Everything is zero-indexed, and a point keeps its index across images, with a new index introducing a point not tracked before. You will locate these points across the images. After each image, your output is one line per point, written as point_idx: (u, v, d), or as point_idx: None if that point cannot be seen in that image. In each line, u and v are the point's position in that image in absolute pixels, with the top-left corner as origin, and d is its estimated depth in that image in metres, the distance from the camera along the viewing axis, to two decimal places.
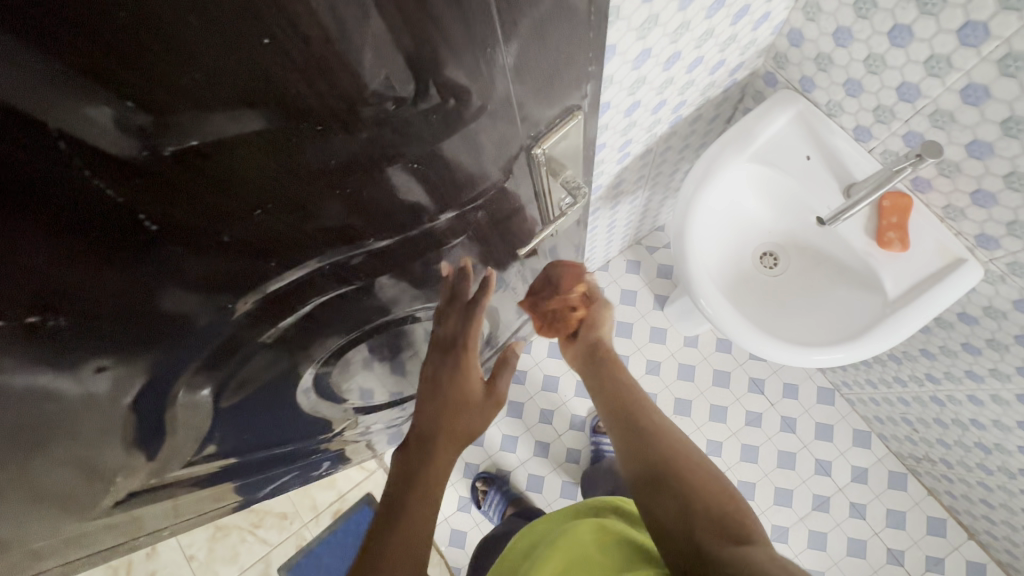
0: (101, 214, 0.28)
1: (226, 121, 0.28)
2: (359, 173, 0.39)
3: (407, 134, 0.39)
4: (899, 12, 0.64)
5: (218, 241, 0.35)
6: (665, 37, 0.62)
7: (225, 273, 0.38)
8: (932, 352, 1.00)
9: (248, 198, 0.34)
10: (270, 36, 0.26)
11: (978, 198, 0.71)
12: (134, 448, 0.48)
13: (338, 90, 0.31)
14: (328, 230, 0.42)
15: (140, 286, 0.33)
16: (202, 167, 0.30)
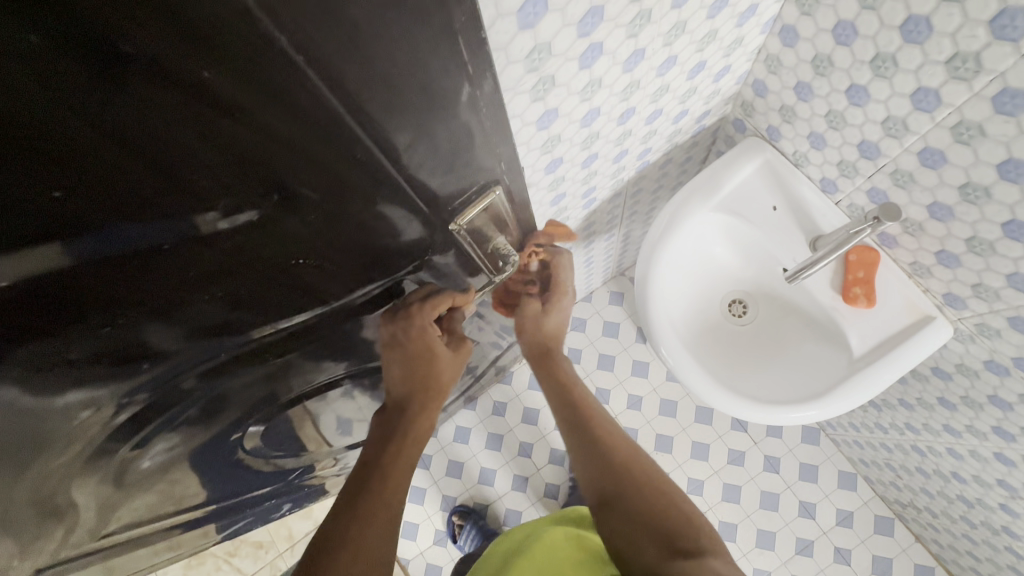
0: None
1: (51, 258, 0.29)
2: (233, 271, 0.39)
3: (282, 236, 0.39)
4: (855, 73, 0.63)
5: (87, 347, 0.36)
6: (613, 96, 0.62)
7: (80, 368, 0.38)
8: (911, 403, 0.97)
9: (81, 309, 0.33)
10: (62, 188, 0.27)
11: (943, 258, 0.69)
12: (40, 517, 0.47)
13: (168, 211, 0.32)
14: (211, 322, 0.42)
15: (10, 391, 0.35)
16: (49, 297, 0.31)
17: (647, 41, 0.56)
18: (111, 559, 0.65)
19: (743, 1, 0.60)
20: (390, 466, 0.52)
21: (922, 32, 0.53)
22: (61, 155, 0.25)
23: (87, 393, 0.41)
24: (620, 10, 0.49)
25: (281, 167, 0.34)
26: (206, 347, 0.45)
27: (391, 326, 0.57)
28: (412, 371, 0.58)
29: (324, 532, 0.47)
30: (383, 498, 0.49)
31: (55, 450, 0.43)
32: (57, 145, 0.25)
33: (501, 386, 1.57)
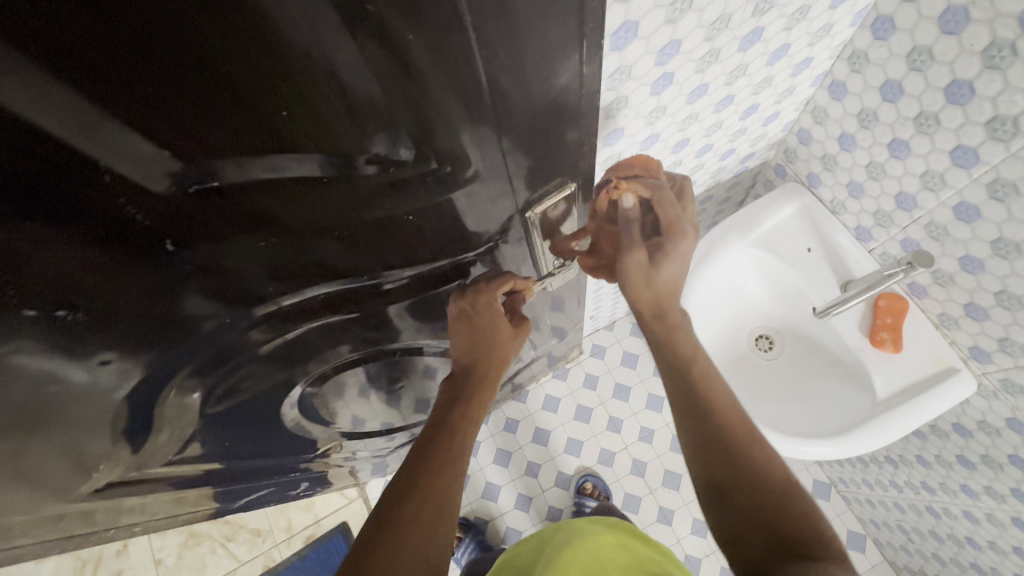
0: (127, 236, 0.29)
1: (246, 167, 0.29)
2: (359, 220, 0.39)
3: (409, 194, 0.39)
4: (898, 127, 0.68)
5: (221, 266, 0.36)
6: (673, 125, 0.68)
7: (190, 304, 0.38)
8: (928, 460, 0.98)
9: (203, 245, 0.33)
10: (288, 108, 0.27)
11: (971, 311, 0.72)
12: (121, 439, 0.50)
13: (343, 151, 0.32)
14: (319, 264, 0.42)
15: (146, 299, 0.35)
16: (223, 206, 0.31)
17: (711, 78, 0.62)
18: (153, 500, 0.68)
19: (800, 53, 0.66)
20: (450, 431, 0.56)
21: (965, 94, 0.58)
22: (209, 75, 0.23)
23: (188, 333, 0.42)
24: (695, 46, 0.55)
25: (410, 112, 0.31)
26: (304, 289, 0.45)
27: (460, 302, 0.61)
28: (478, 349, 0.61)
29: (392, 485, 0.51)
30: (444, 460, 0.53)
31: (154, 380, 0.47)
32: (208, 64, 0.23)
33: (514, 403, 1.59)
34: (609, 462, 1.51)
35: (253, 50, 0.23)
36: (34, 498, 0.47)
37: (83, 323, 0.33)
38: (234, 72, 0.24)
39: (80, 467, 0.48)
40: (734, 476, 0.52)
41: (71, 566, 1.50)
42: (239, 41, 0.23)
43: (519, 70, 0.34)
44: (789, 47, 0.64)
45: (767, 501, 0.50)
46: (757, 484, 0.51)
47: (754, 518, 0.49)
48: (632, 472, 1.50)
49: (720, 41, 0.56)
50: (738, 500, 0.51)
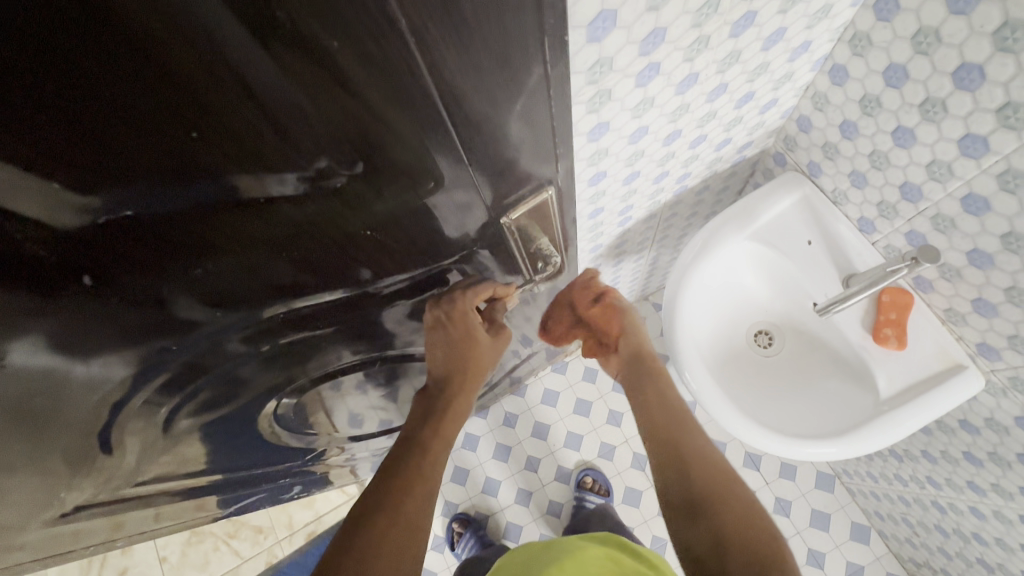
0: (34, 271, 0.26)
1: (161, 196, 0.26)
2: (310, 239, 0.36)
3: (364, 208, 0.36)
4: (903, 115, 0.64)
5: (156, 293, 0.33)
6: (662, 117, 0.64)
7: (126, 330, 0.36)
8: (934, 455, 0.95)
9: (129, 275, 0.30)
10: (199, 130, 0.24)
11: (979, 307, 0.69)
12: (85, 464, 0.48)
13: (277, 170, 0.29)
14: (273, 284, 0.40)
15: (72, 328, 0.32)
16: (144, 235, 0.28)
17: (701, 66, 0.58)
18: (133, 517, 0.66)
19: (797, 37, 0.62)
20: (423, 447, 0.56)
21: (974, 79, 0.54)
22: (85, 101, 0.21)
23: (135, 355, 0.40)
24: (681, 34, 0.51)
25: (347, 122, 0.28)
26: (263, 308, 0.43)
27: (437, 310, 0.59)
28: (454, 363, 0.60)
29: (362, 503, 0.49)
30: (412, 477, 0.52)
31: (114, 402, 0.45)
32: (86, 86, 0.20)
33: (513, 397, 1.58)
34: (610, 455, 1.49)
35: (143, 70, 0.21)
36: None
37: (3, 357, 0.31)
38: (117, 98, 0.21)
39: (44, 496, 0.46)
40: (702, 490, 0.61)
41: (78, 565, 1.52)
42: (115, 64, 0.20)
43: (478, 66, 0.30)
44: (785, 30, 0.60)
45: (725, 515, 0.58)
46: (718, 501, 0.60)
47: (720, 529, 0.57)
48: (633, 466, 1.48)
49: (710, 28, 0.52)
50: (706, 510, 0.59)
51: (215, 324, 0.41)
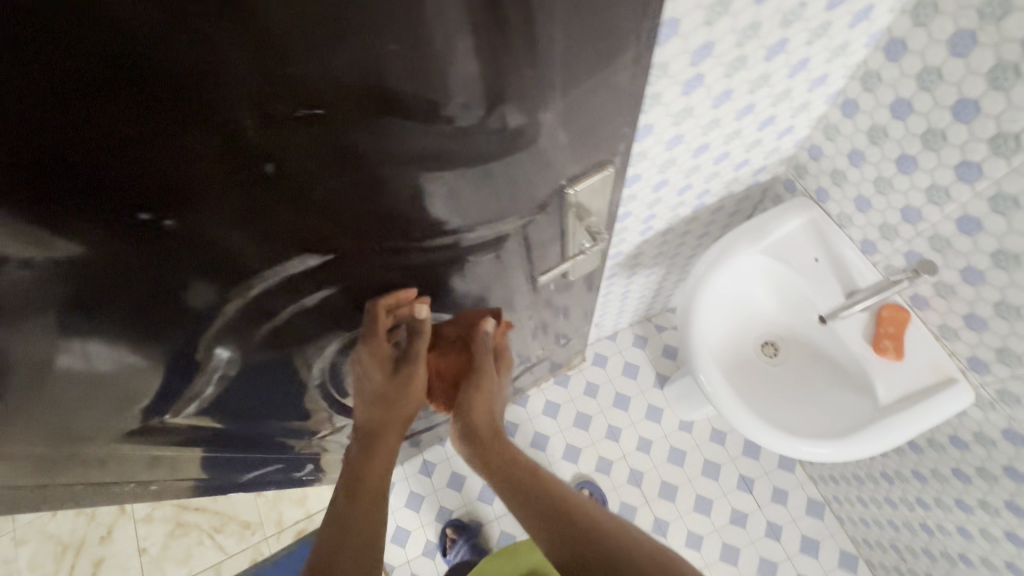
0: (238, 149, 0.36)
1: (346, 99, 0.36)
2: (422, 167, 0.46)
3: (470, 148, 0.46)
4: (906, 144, 0.73)
5: (304, 194, 0.43)
6: (697, 127, 0.72)
7: (245, 233, 0.44)
8: (924, 474, 1.00)
9: (293, 169, 0.40)
10: (399, 44, 0.34)
11: (970, 321, 0.76)
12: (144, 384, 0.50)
13: (431, 94, 0.38)
14: (381, 207, 0.49)
15: (235, 217, 0.42)
16: (320, 133, 0.38)
17: (736, 84, 0.66)
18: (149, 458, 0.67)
19: (817, 69, 0.71)
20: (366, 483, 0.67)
21: (970, 112, 0.63)
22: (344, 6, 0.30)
23: (234, 269, 0.47)
24: (725, 50, 0.59)
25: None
26: (364, 234, 0.52)
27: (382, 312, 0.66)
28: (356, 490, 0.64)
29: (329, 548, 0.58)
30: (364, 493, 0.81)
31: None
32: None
33: (515, 407, 1.61)
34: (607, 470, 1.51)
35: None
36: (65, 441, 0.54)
37: (178, 229, 0.40)
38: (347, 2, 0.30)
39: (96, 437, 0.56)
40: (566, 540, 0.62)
41: None
42: None
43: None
44: (809, 61, 0.68)
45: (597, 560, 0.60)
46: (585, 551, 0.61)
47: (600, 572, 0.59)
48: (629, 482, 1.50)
49: (749, 48, 0.61)
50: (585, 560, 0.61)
51: (306, 243, 0.49)
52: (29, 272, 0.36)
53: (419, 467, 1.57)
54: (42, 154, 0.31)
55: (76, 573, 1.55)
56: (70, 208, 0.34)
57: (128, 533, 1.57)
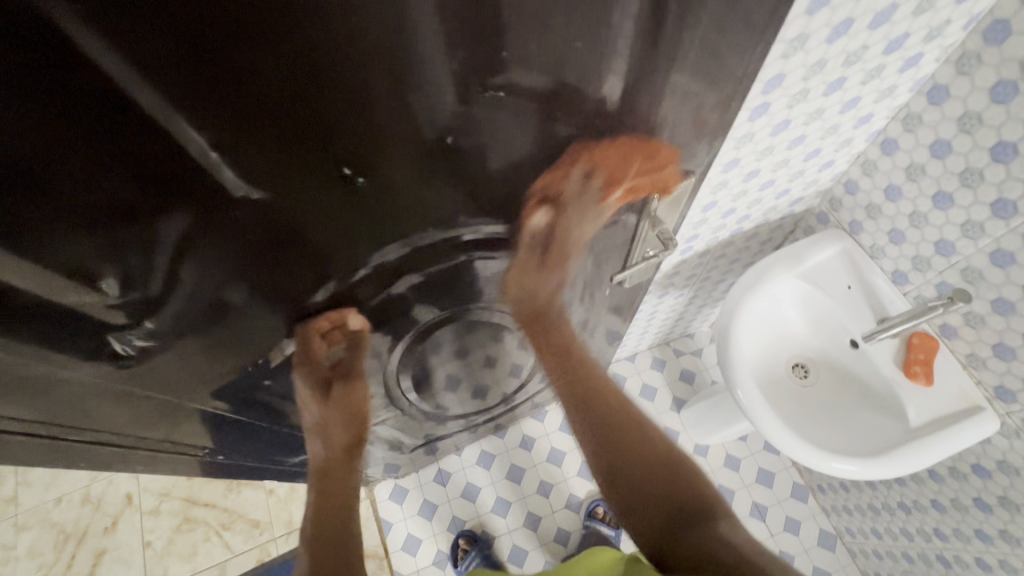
0: (435, 114, 0.37)
1: (528, 80, 0.37)
2: (559, 161, 0.48)
3: (605, 148, 0.49)
4: (943, 181, 0.79)
5: (466, 166, 0.44)
6: (754, 153, 0.78)
7: (409, 199, 0.44)
8: (943, 504, 1.03)
9: (470, 139, 0.41)
10: (581, 40, 0.35)
11: (999, 350, 0.80)
12: (251, 351, 0.53)
13: (586, 96, 0.41)
14: (514, 197, 0.51)
15: (407, 182, 0.42)
16: (500, 107, 0.39)
17: (795, 115, 0.73)
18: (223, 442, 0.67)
19: (865, 108, 0.77)
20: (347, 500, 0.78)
21: (1009, 154, 0.69)
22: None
23: (387, 236, 0.48)
24: (793, 83, 0.65)
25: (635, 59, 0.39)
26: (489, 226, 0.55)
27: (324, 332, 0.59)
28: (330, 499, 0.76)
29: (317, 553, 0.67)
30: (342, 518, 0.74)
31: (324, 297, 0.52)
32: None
33: (532, 421, 1.62)
34: None
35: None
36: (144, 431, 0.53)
37: (359, 188, 0.40)
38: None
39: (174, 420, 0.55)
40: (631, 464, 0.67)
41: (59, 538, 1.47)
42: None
43: (717, 48, 0.42)
44: (859, 100, 0.75)
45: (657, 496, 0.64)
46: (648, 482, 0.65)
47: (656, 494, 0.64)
48: None
49: (812, 83, 0.67)
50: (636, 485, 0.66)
51: (443, 220, 0.50)
52: (241, 218, 0.37)
53: (433, 476, 1.57)
54: (298, 98, 0.31)
55: (77, 564, 1.52)
56: (283, 167, 0.35)
57: (133, 526, 1.55)
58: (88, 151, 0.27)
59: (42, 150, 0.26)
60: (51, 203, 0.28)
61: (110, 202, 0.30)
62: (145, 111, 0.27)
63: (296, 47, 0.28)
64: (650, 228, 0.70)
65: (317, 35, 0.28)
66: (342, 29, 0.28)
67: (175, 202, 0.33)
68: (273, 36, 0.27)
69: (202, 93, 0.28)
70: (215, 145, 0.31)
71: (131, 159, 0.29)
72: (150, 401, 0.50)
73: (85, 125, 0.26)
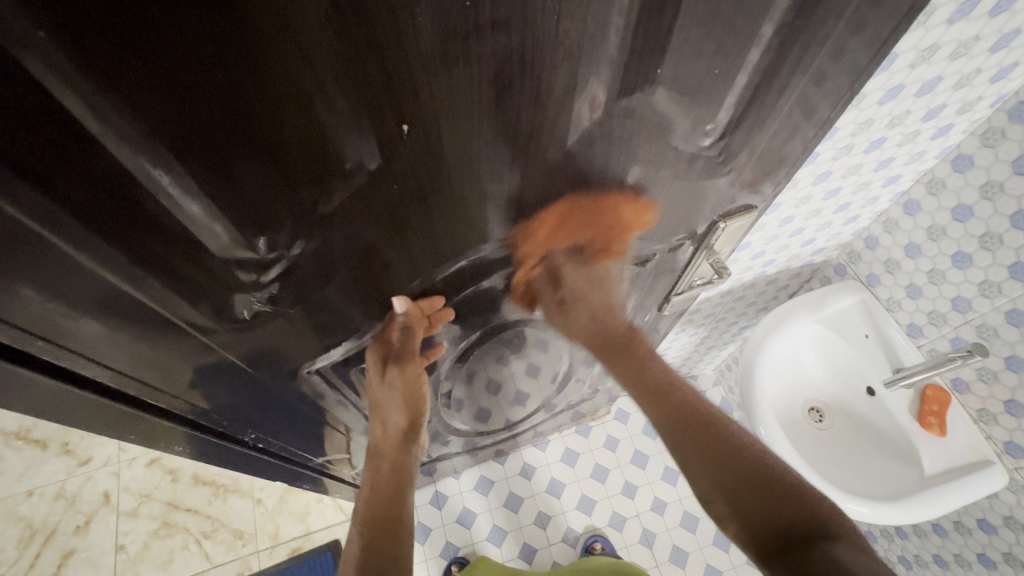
0: (578, 125, 0.39)
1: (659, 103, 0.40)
2: (650, 179, 0.52)
3: (691, 171, 0.52)
4: (964, 243, 0.85)
5: (578, 177, 0.47)
6: (793, 199, 0.83)
7: (524, 198, 0.47)
8: (947, 559, 1.05)
9: (595, 151, 0.43)
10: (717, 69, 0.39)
11: (1010, 406, 0.85)
12: (330, 334, 0.54)
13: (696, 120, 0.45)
14: (598, 210, 0.54)
15: (529, 184, 0.45)
16: (628, 126, 0.41)
17: (835, 167, 0.78)
18: (260, 431, 0.66)
19: (896, 169, 0.83)
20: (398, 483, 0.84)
21: None
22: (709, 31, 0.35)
23: (493, 233, 0.50)
24: (842, 138, 0.71)
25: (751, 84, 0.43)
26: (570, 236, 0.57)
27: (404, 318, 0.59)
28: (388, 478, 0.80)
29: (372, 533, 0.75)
30: (395, 503, 0.79)
31: (410, 289, 0.54)
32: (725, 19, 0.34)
33: (533, 449, 1.61)
34: (620, 526, 1.51)
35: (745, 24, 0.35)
36: (202, 401, 0.52)
37: (494, 181, 0.42)
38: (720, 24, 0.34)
39: (228, 396, 0.54)
40: (711, 449, 0.62)
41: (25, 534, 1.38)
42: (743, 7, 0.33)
43: (812, 89, 0.47)
44: (893, 160, 0.81)
45: (743, 472, 0.59)
46: (736, 458, 0.61)
47: (730, 469, 0.60)
48: (641, 542, 1.49)
49: (857, 140, 0.73)
50: (715, 455, 0.62)
51: (541, 223, 0.53)
52: (389, 194, 0.39)
53: (430, 497, 1.54)
54: (491, 90, 0.33)
55: (40, 563, 1.43)
56: (444, 152, 0.37)
57: (107, 527, 1.47)
58: (311, 104, 0.29)
59: (278, 95, 0.28)
60: (260, 147, 0.30)
61: (305, 154, 0.32)
62: (368, 80, 0.29)
63: (509, 45, 0.30)
64: (700, 257, 0.74)
65: (530, 37, 0.30)
66: (552, 35, 0.30)
67: (350, 166, 0.35)
68: (495, 32, 0.29)
69: (418, 74, 0.30)
70: (408, 120, 0.33)
71: (338, 117, 0.31)
72: (230, 373, 0.50)
73: (319, 81, 0.28)
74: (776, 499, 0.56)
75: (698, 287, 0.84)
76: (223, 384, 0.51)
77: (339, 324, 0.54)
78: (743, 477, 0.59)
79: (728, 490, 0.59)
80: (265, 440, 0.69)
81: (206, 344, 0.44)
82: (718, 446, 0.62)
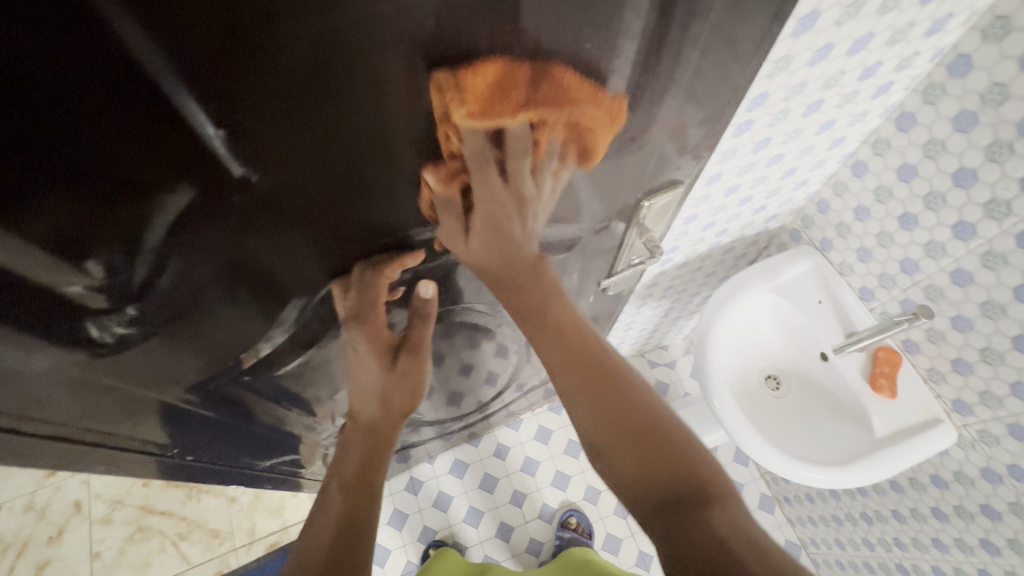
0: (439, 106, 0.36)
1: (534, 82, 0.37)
2: (555, 160, 0.49)
3: (599, 149, 0.49)
4: (909, 204, 0.83)
5: (462, 161, 0.44)
6: (735, 168, 0.80)
7: (406, 186, 0.44)
8: (903, 514, 1.07)
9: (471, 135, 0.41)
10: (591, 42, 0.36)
11: (958, 365, 0.85)
12: (233, 344, 0.52)
13: (587, 97, 0.41)
14: (506, 196, 0.51)
15: (406, 172, 0.42)
16: (499, 104, 0.39)
17: (774, 133, 0.75)
18: (186, 444, 0.63)
19: (840, 130, 0.81)
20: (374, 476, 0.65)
21: (969, 180, 0.74)
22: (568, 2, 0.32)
23: (385, 224, 0.48)
24: (775, 102, 0.68)
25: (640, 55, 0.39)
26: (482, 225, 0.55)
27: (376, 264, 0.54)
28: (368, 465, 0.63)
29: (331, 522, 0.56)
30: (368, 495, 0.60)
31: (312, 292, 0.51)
32: None
33: (507, 430, 1.61)
34: (595, 499, 1.52)
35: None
36: (100, 423, 0.49)
37: (362, 171, 0.40)
38: None
39: (132, 415, 0.51)
40: (604, 405, 0.49)
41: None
42: None
43: (712, 57, 0.44)
44: (834, 122, 0.78)
45: (640, 434, 0.47)
46: (634, 413, 0.48)
47: (625, 432, 0.48)
48: (616, 512, 1.52)
49: (793, 104, 0.70)
50: (606, 409, 0.49)
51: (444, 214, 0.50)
52: (239, 197, 0.36)
53: (405, 484, 1.54)
54: (314, 75, 0.30)
55: None
56: (288, 147, 0.34)
57: (81, 535, 1.46)
58: (95, 121, 0.26)
59: (51, 108, 0.25)
60: (50, 167, 0.27)
61: (113, 168, 0.29)
62: (155, 78, 0.26)
63: (315, 31, 0.27)
64: (636, 234, 0.72)
65: (337, 17, 0.27)
66: (365, 17, 0.28)
67: (176, 173, 0.32)
68: (291, 14, 0.26)
69: (218, 68, 0.27)
70: (225, 120, 0.30)
71: (139, 124, 0.28)
72: (120, 394, 0.47)
73: (89, 87, 0.25)
74: (675, 473, 0.44)
75: (641, 264, 0.82)
76: (119, 405, 0.49)
77: (240, 334, 0.51)
78: (628, 432, 0.47)
79: (614, 461, 0.47)
80: (196, 452, 0.67)
81: (75, 370, 0.41)
82: (612, 400, 0.49)
